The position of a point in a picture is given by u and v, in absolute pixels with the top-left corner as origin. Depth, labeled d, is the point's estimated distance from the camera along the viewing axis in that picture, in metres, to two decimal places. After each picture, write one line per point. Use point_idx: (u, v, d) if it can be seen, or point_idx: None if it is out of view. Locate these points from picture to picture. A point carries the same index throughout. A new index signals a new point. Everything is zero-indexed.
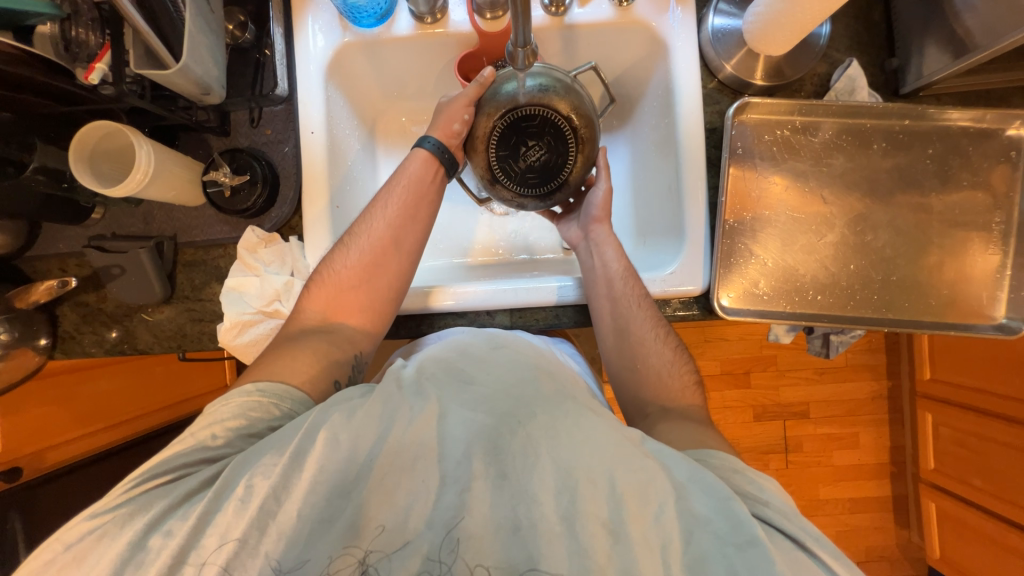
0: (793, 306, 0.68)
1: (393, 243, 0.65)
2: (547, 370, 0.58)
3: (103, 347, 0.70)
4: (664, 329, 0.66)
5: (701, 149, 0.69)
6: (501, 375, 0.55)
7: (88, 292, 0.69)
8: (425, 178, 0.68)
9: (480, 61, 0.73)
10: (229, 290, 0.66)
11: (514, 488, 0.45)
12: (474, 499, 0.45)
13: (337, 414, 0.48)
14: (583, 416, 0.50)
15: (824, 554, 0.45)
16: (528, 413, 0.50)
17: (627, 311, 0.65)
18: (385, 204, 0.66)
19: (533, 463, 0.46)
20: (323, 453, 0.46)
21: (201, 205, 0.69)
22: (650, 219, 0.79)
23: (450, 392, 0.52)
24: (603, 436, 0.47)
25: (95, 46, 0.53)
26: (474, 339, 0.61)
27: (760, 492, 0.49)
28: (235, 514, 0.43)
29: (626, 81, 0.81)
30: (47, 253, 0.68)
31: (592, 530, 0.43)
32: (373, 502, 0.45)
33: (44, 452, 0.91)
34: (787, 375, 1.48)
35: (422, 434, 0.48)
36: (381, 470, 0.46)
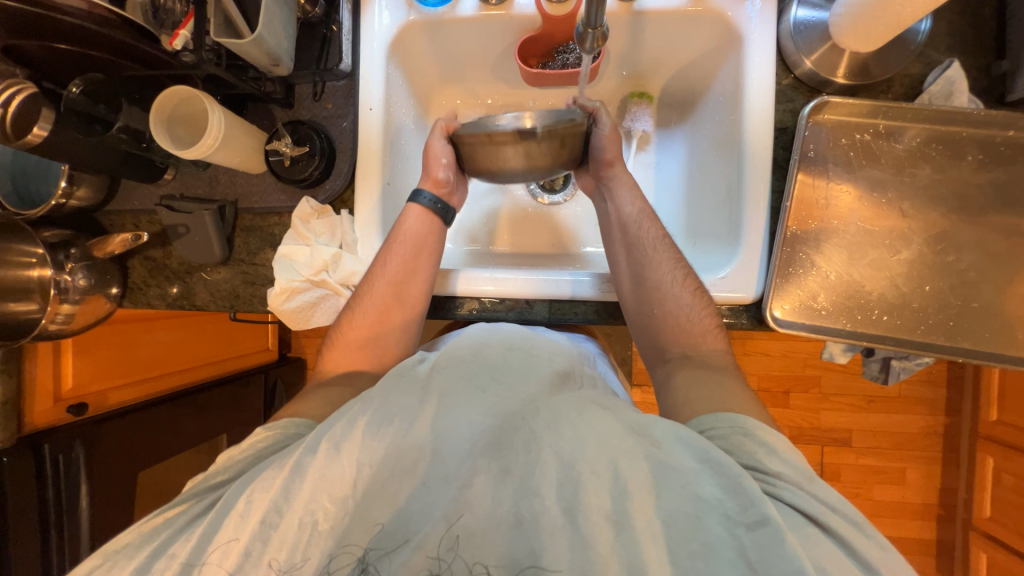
0: (854, 324, 0.63)
1: (397, 294, 0.67)
2: (565, 372, 0.56)
3: (165, 301, 0.74)
4: (685, 270, 0.66)
5: (767, 149, 0.65)
6: (507, 374, 0.53)
7: (155, 248, 0.74)
8: (425, 233, 0.70)
9: (541, 45, 0.72)
10: (282, 257, 0.68)
11: (517, 483, 0.44)
12: (475, 495, 0.44)
13: (338, 426, 0.47)
14: (587, 410, 0.48)
15: (836, 530, 0.41)
16: (530, 409, 0.49)
17: (648, 247, 0.68)
18: (386, 260, 0.67)
19: (535, 458, 0.45)
20: (323, 462, 0.45)
21: (261, 173, 0.72)
22: (702, 220, 0.76)
23: (456, 391, 0.51)
24: (606, 429, 0.46)
25: (179, 14, 0.57)
26: (492, 341, 0.58)
27: (771, 458, 0.46)
28: (235, 527, 0.43)
29: (691, 74, 0.77)
30: (123, 208, 0.73)
31: (594, 521, 0.42)
32: (375, 500, 0.45)
33: (107, 393, 1.00)
34: (831, 399, 1.40)
35: (422, 434, 0.48)
36: (384, 472, 0.46)
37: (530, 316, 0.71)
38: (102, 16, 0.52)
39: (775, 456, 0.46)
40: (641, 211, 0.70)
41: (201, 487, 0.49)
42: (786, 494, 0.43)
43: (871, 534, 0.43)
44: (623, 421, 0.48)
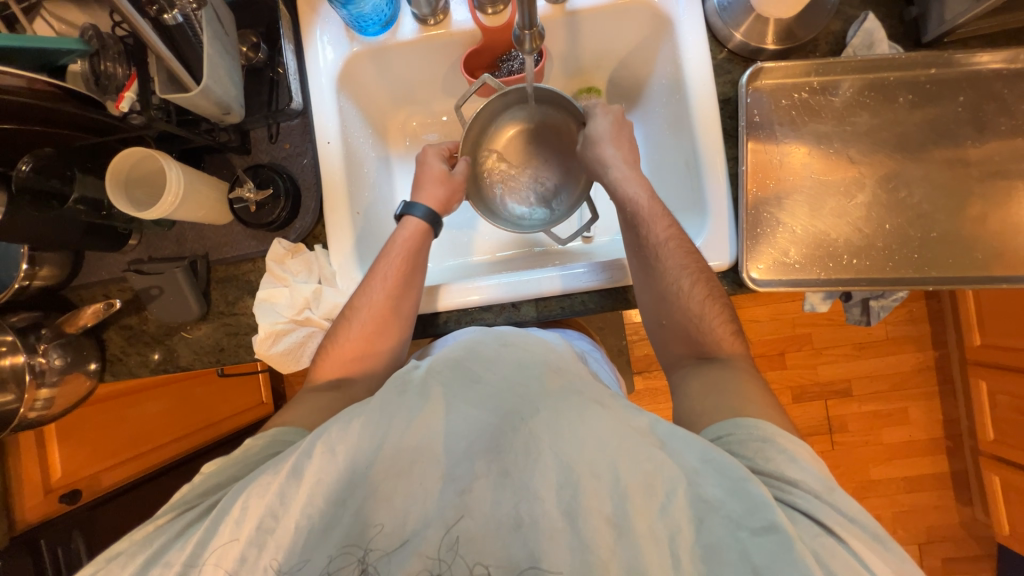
0: (828, 272, 0.65)
1: (393, 306, 0.66)
2: (561, 369, 0.55)
3: (148, 367, 0.73)
4: (697, 272, 0.64)
5: (716, 121, 0.68)
6: (506, 373, 0.53)
7: (130, 315, 0.72)
8: (418, 249, 0.69)
9: (485, 57, 0.75)
10: (262, 302, 0.68)
11: (516, 484, 0.44)
12: (474, 500, 0.44)
13: (335, 427, 0.48)
14: (587, 410, 0.48)
15: (851, 541, 0.41)
16: (530, 410, 0.49)
17: (656, 251, 0.65)
18: (383, 274, 0.66)
19: (534, 458, 0.45)
20: (320, 465, 0.45)
21: (229, 223, 0.71)
22: (669, 199, 0.78)
23: (457, 390, 0.51)
24: (610, 430, 0.47)
25: (122, 78, 0.57)
26: (484, 338, 0.59)
27: (788, 466, 0.46)
28: (231, 536, 0.43)
29: (632, 63, 0.80)
30: (91, 280, 0.71)
31: (594, 527, 0.42)
32: (372, 502, 0.45)
33: (100, 473, 0.96)
34: (825, 352, 1.43)
35: (420, 434, 0.47)
36: (381, 473, 0.46)
37: (517, 318, 0.72)
38: (42, 90, 0.51)
39: (794, 463, 0.47)
40: (642, 212, 0.67)
41: (196, 494, 0.49)
42: (801, 502, 0.44)
43: (891, 545, 0.43)
44: (628, 420, 0.48)
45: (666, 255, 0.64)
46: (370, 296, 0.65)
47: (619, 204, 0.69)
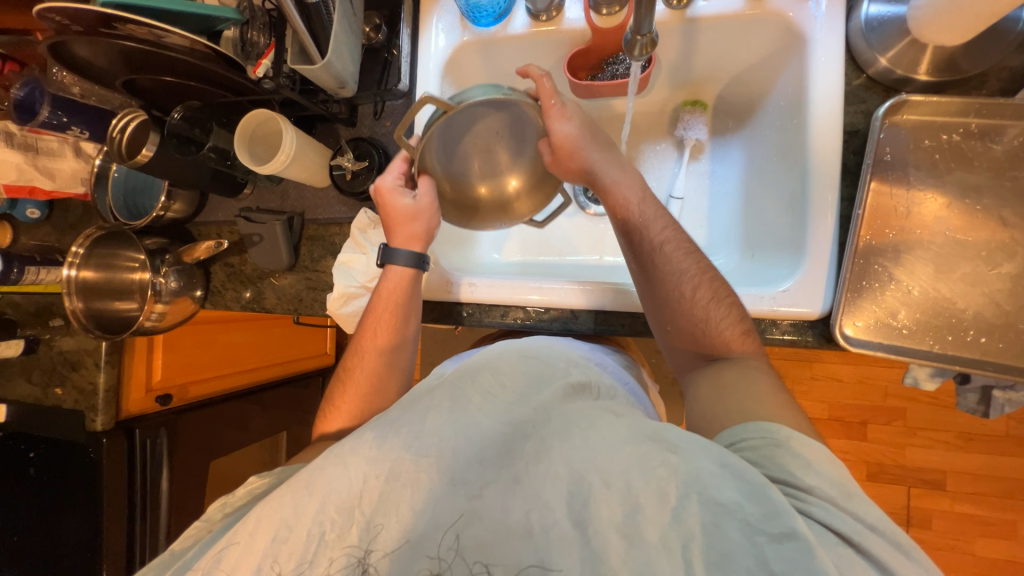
0: (943, 346, 0.56)
1: (386, 362, 0.70)
2: (581, 382, 0.54)
3: (240, 304, 0.82)
4: (699, 273, 0.60)
5: (836, 154, 0.60)
6: (516, 385, 0.53)
7: (234, 255, 0.82)
8: (409, 298, 0.69)
9: (592, 58, 0.73)
10: (341, 265, 0.73)
11: (526, 491, 0.44)
12: (483, 507, 0.44)
13: (349, 442, 0.49)
14: (598, 417, 0.48)
15: (875, 549, 0.37)
16: (542, 418, 0.48)
17: (653, 255, 0.62)
18: (374, 327, 0.69)
19: (545, 467, 0.45)
20: (335, 475, 0.47)
21: (326, 187, 0.77)
22: (761, 232, 0.72)
23: (466, 396, 0.51)
24: (619, 437, 0.45)
25: (263, 46, 0.64)
26: (506, 355, 0.57)
27: (802, 470, 0.41)
28: (243, 550, 0.45)
29: (749, 79, 0.75)
30: (209, 219, 0.82)
31: (605, 535, 0.40)
32: (376, 502, 0.45)
33: (188, 386, 1.11)
34: (919, 434, 1.24)
35: (429, 437, 0.47)
36: (389, 481, 0.46)
37: (572, 327, 0.71)
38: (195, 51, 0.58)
39: (810, 468, 0.42)
40: (633, 218, 0.64)
41: (210, 518, 0.54)
42: (816, 510, 0.39)
43: (915, 554, 0.38)
44: (637, 428, 0.46)
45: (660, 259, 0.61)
46: (370, 359, 0.70)
47: (613, 209, 0.65)
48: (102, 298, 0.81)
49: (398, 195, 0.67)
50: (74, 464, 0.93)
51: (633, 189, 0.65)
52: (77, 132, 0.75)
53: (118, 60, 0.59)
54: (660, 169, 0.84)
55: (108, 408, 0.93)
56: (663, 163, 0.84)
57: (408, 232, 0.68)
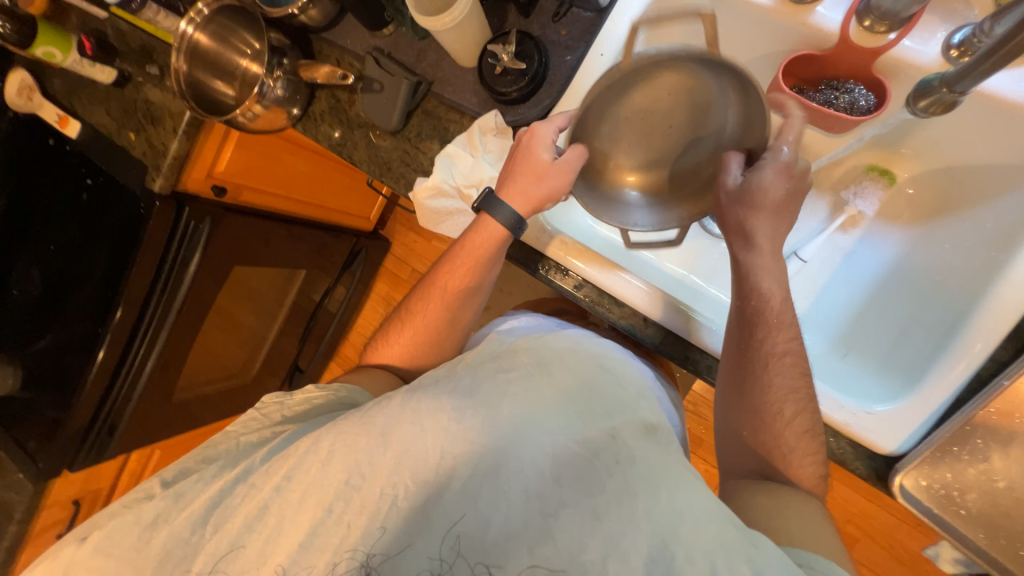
0: (988, 542, 0.53)
1: (450, 314, 0.68)
2: (653, 425, 0.56)
3: (329, 142, 0.78)
4: (806, 402, 0.56)
5: (1015, 314, 0.52)
6: (595, 409, 0.55)
7: (344, 91, 0.77)
8: (492, 258, 0.66)
9: (815, 68, 0.62)
10: (445, 155, 0.68)
11: (604, 532, 0.45)
12: (557, 527, 0.46)
13: (428, 400, 0.54)
14: (683, 478, 0.49)
15: None
16: (624, 455, 0.50)
17: (764, 361, 0.57)
18: (448, 277, 0.68)
19: (627, 513, 0.45)
20: (413, 439, 0.51)
21: (466, 68, 0.70)
22: (872, 340, 0.66)
23: (548, 404, 0.54)
24: (703, 510, 0.45)
25: None
26: (584, 358, 0.62)
27: None
28: (316, 475, 0.50)
29: (964, 178, 0.64)
30: (336, 41, 0.75)
31: None
32: (453, 485, 0.49)
33: (243, 190, 1.12)
34: (860, 571, 1.24)
35: (509, 434, 0.51)
36: (472, 468, 0.49)
37: (634, 333, 0.69)
38: None
39: None
40: (768, 319, 0.57)
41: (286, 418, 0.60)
42: None
43: None
44: (722, 505, 0.47)
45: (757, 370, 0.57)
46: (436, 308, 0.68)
47: (745, 294, 0.59)
48: (205, 69, 0.77)
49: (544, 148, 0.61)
50: (119, 208, 0.95)
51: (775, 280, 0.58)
52: None
53: None
54: (800, 220, 0.75)
55: (169, 175, 0.93)
56: (807, 216, 0.74)
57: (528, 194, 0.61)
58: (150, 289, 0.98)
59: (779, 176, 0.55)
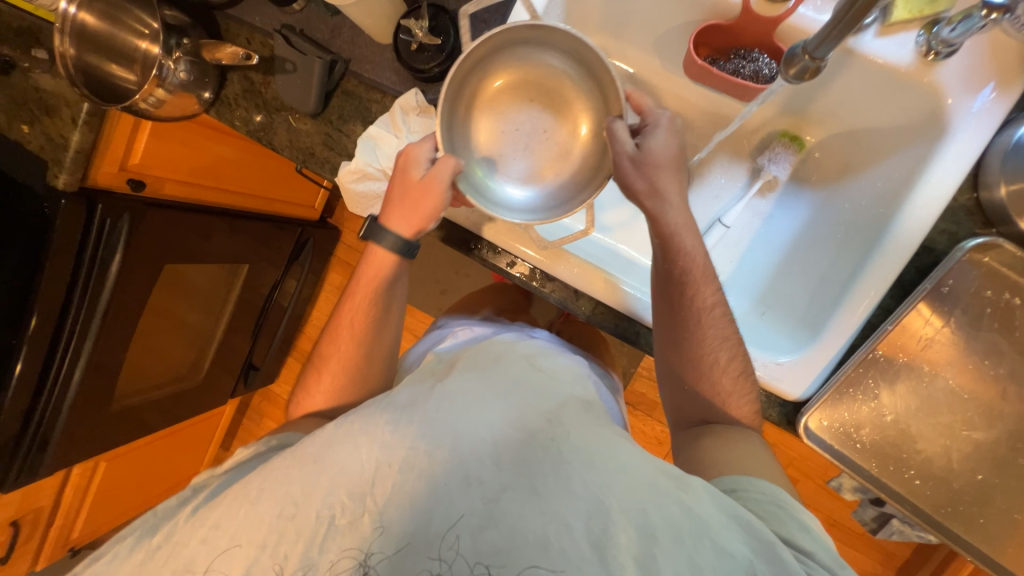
0: (882, 470, 0.60)
1: (364, 348, 0.69)
2: (586, 403, 0.60)
3: (247, 127, 0.74)
4: (737, 347, 0.61)
5: (900, 266, 0.58)
6: (528, 394, 0.57)
7: (257, 72, 0.73)
8: (391, 282, 0.68)
9: (725, 38, 0.64)
10: (368, 137, 0.67)
11: (543, 506, 0.46)
12: (500, 511, 0.46)
13: (358, 420, 0.54)
14: (615, 445, 0.53)
15: None
16: (559, 431, 0.52)
17: (697, 316, 0.61)
18: (352, 314, 0.69)
19: (566, 483, 0.48)
20: (345, 456, 0.50)
21: (383, 45, 0.68)
22: (785, 298, 0.71)
23: (480, 398, 0.55)
24: (634, 470, 0.50)
25: None
26: (513, 357, 0.64)
27: (803, 536, 0.47)
28: (246, 511, 0.48)
29: (861, 141, 0.69)
30: (243, 18, 0.71)
31: (622, 562, 0.44)
32: (388, 491, 0.48)
33: (165, 182, 1.05)
34: None
35: (444, 430, 0.51)
36: (411, 470, 0.48)
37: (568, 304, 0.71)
38: None
39: (807, 534, 0.47)
40: (694, 275, 0.62)
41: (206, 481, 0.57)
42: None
43: None
44: (653, 464, 0.51)
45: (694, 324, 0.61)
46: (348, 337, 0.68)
47: (672, 253, 0.62)
48: (95, 51, 0.71)
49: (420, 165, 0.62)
50: (19, 209, 0.87)
51: (695, 238, 0.63)
52: None
53: None
54: (720, 189, 0.79)
55: (74, 170, 0.85)
56: (727, 184, 0.79)
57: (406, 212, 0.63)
58: (69, 294, 0.92)
59: (669, 136, 0.63)
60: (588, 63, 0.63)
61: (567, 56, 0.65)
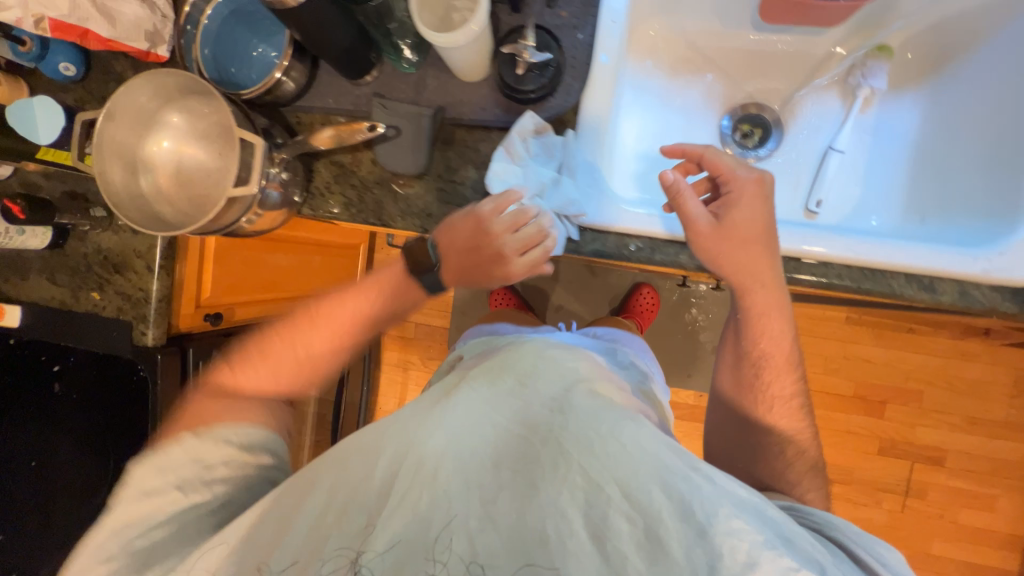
0: None
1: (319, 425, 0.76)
2: (600, 390, 0.56)
3: (348, 211, 0.70)
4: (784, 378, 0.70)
5: None
6: (545, 390, 0.55)
7: (344, 152, 0.69)
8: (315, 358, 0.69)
9: None
10: (493, 176, 0.63)
11: (544, 500, 0.48)
12: (497, 512, 0.48)
13: (377, 439, 0.55)
14: (625, 424, 0.51)
15: None
16: (561, 422, 0.52)
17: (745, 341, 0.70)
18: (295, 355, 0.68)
19: (563, 476, 0.49)
20: (351, 476, 0.52)
21: (477, 82, 0.65)
22: (945, 193, 0.69)
23: (491, 401, 0.55)
24: (634, 444, 0.50)
25: None
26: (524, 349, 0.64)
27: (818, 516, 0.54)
28: (269, 536, 0.50)
29: (951, 30, 0.70)
30: (315, 105, 0.67)
31: (622, 548, 0.45)
32: (395, 507, 0.49)
33: (235, 307, 0.99)
34: (929, 415, 1.53)
35: (453, 447, 0.51)
36: (408, 482, 0.50)
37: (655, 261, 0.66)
38: None
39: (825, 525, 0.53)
40: (771, 363, 0.70)
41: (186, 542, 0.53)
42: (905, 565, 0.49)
43: None
44: (657, 443, 0.51)
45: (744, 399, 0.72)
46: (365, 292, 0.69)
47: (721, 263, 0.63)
48: (114, 180, 0.58)
49: (201, 114, 0.61)
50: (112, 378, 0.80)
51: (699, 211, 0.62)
52: None
53: None
54: (820, 121, 0.79)
55: (161, 321, 0.78)
56: (825, 113, 0.79)
57: (522, 264, 0.64)
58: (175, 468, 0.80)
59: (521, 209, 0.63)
60: (186, 80, 0.57)
61: (179, 91, 0.59)
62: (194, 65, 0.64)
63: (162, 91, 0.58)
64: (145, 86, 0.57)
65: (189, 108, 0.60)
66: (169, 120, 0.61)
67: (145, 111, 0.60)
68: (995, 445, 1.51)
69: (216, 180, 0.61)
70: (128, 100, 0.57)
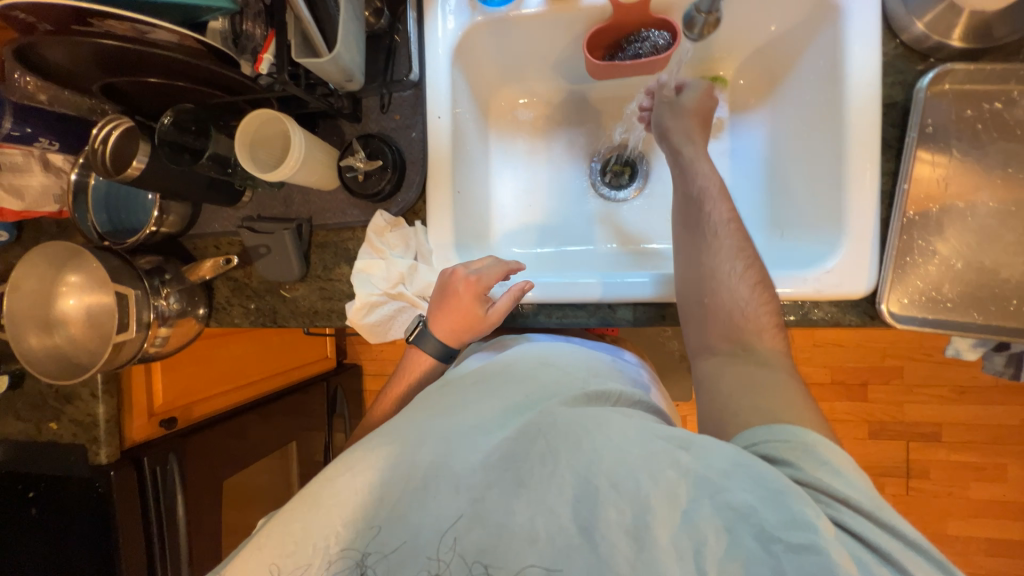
0: (987, 316, 0.56)
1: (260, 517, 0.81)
2: (597, 390, 0.54)
3: (248, 318, 0.76)
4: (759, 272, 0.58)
5: (874, 129, 0.59)
6: (539, 395, 0.53)
7: (237, 268, 0.75)
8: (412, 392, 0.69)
9: (610, 36, 0.71)
10: (359, 273, 0.69)
11: (531, 496, 0.42)
12: (487, 510, 0.43)
13: (362, 445, 0.50)
14: (607, 418, 0.47)
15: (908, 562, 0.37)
16: (548, 420, 0.47)
17: (713, 229, 0.59)
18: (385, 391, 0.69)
19: (554, 473, 0.43)
20: (341, 483, 0.47)
21: (334, 190, 0.72)
22: (790, 208, 0.70)
23: (476, 408, 0.52)
24: (622, 434, 0.45)
25: (260, 38, 0.60)
26: (522, 358, 0.61)
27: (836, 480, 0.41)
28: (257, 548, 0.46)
29: (771, 53, 0.73)
30: (206, 232, 0.74)
31: (615, 541, 0.39)
32: (382, 512, 0.45)
33: (192, 406, 1.07)
34: (916, 391, 1.47)
35: (438, 451, 0.47)
36: (404, 485, 0.45)
37: (520, 322, 0.72)
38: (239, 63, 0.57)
39: (840, 477, 0.41)
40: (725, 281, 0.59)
41: None
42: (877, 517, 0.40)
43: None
44: (646, 428, 0.46)
45: (781, 400, 0.49)
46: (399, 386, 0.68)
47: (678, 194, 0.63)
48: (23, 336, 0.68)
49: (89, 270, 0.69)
50: (70, 498, 0.87)
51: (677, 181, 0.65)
52: (47, 143, 0.70)
53: (89, 60, 0.52)
54: None
55: (111, 439, 0.88)
56: None
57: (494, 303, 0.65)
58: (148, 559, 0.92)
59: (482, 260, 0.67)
60: (71, 248, 0.68)
61: (69, 255, 0.68)
62: (87, 224, 0.72)
63: (57, 258, 0.69)
64: (42, 257, 0.68)
65: (76, 266, 0.69)
66: (65, 278, 0.70)
67: (47, 274, 0.69)
68: (993, 411, 1.44)
69: (105, 323, 0.69)
70: (30, 271, 0.68)
